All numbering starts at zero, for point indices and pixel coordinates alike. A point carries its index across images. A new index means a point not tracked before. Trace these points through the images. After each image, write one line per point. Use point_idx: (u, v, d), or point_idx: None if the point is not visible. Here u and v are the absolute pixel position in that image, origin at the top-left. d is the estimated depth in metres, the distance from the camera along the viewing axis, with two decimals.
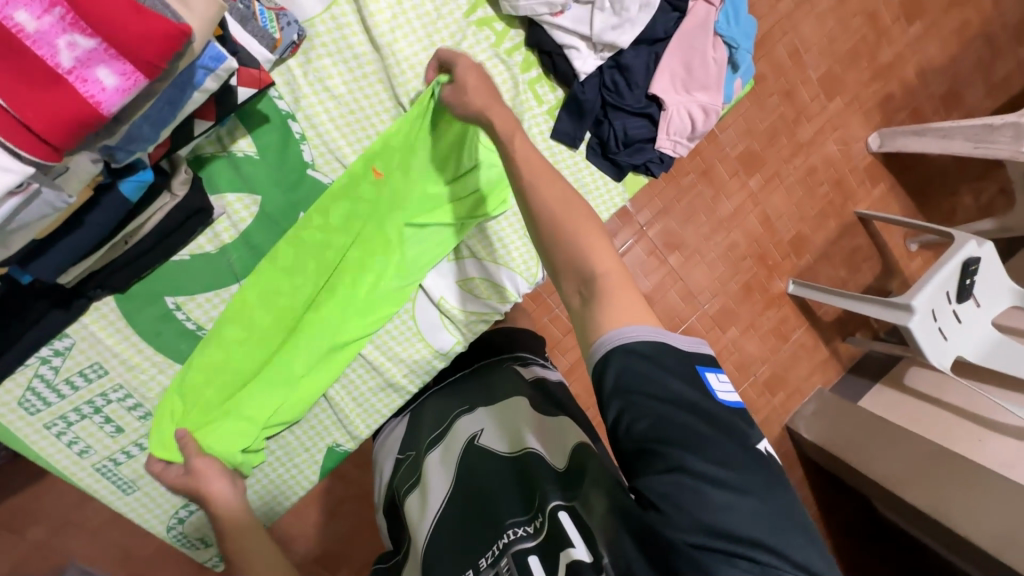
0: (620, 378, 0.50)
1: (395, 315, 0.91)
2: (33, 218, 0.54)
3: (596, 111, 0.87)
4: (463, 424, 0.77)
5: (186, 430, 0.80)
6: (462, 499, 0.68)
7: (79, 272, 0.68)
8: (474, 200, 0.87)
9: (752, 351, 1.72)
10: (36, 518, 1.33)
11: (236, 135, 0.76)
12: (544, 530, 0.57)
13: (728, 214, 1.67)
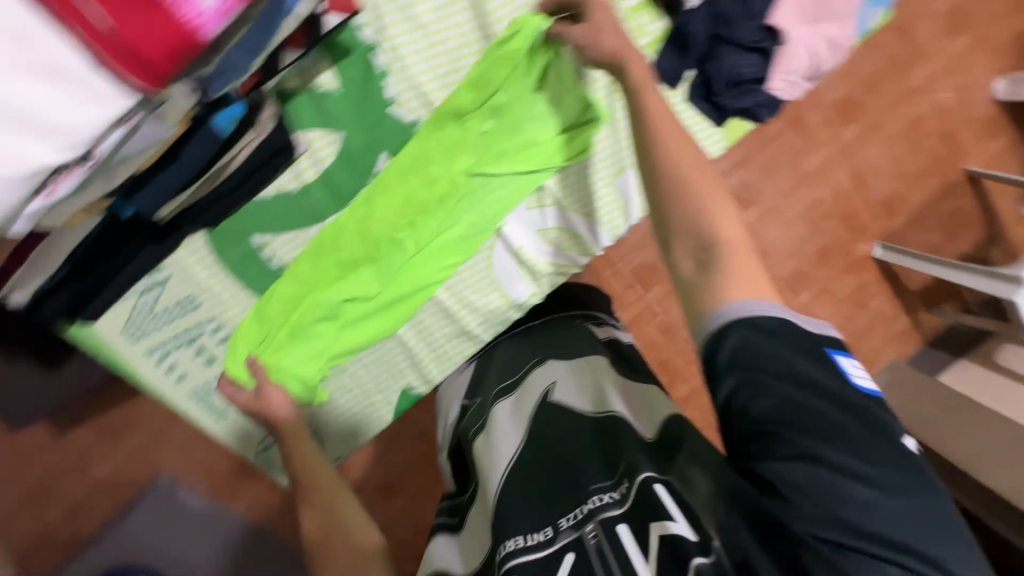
0: (736, 353, 0.51)
1: (468, 262, 0.88)
2: (135, 150, 0.53)
3: (703, 46, 0.77)
4: (534, 379, 0.77)
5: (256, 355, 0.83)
6: (540, 452, 0.68)
7: (173, 207, 0.68)
8: (552, 145, 0.82)
9: (824, 318, 1.61)
10: (129, 431, 1.47)
11: (318, 68, 0.72)
12: (633, 497, 0.57)
13: (815, 167, 1.53)
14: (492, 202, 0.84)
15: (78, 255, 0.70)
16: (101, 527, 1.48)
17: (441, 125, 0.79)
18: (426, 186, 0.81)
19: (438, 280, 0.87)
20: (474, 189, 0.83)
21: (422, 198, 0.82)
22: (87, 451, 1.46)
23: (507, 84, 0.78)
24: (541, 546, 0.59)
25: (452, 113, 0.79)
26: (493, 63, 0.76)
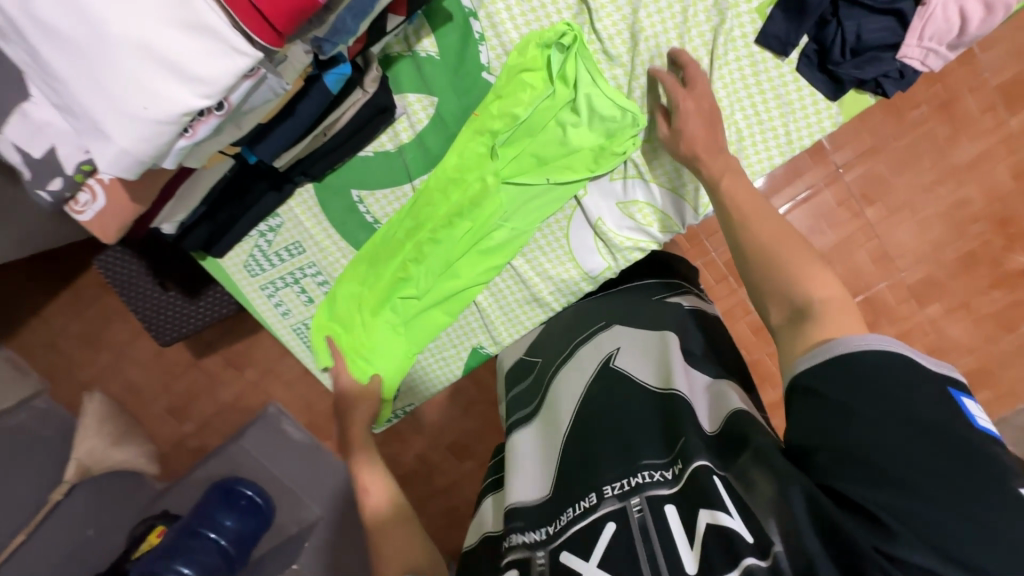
0: (837, 382, 0.51)
1: (535, 234, 0.90)
2: (260, 102, 0.61)
3: (823, 9, 0.70)
4: (602, 341, 0.76)
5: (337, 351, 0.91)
6: (595, 415, 0.67)
7: (289, 157, 0.77)
8: (589, 156, 0.82)
9: (956, 336, 1.40)
10: (255, 361, 1.72)
11: (421, 34, 0.77)
12: (682, 483, 0.56)
13: (964, 161, 1.33)
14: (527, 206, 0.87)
15: (217, 196, 0.82)
16: (223, 441, 1.75)
17: (475, 129, 0.81)
18: (461, 203, 0.85)
19: (480, 284, 0.92)
20: (514, 195, 0.86)
21: (459, 211, 0.86)
22: (221, 373, 1.74)
23: (531, 99, 0.79)
24: (585, 515, 0.58)
25: (509, 77, 0.78)
26: (514, 77, 0.78)
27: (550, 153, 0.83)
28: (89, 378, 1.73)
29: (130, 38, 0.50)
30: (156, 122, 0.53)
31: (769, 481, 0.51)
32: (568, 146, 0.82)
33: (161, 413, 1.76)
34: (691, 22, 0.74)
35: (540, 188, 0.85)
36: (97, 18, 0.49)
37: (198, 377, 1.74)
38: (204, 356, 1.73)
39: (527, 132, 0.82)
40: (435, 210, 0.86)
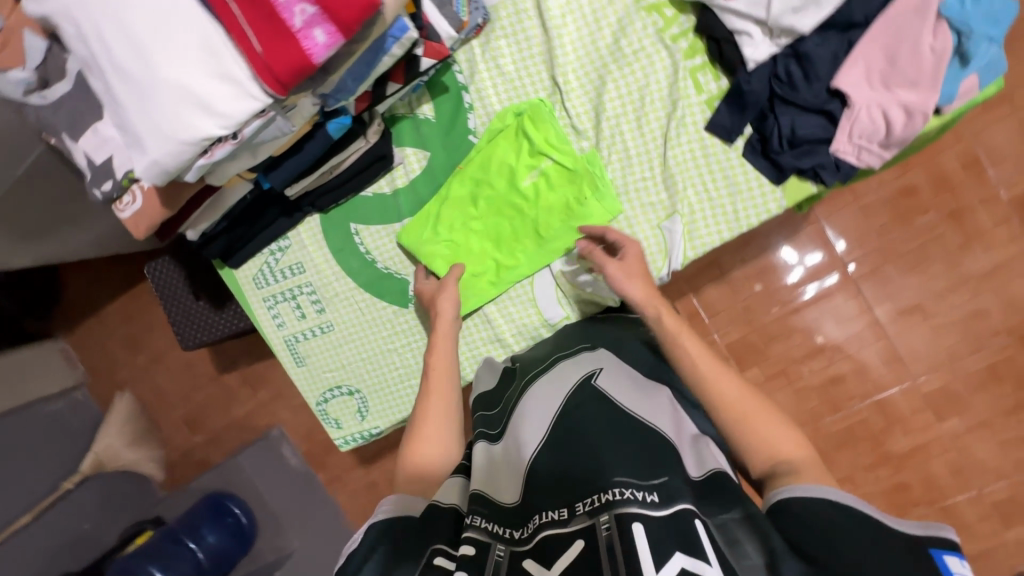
0: (826, 516, 0.52)
1: (515, 287, 0.96)
2: (270, 138, 0.76)
3: (761, 104, 0.79)
4: (583, 360, 0.78)
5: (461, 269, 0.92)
6: (562, 435, 0.67)
7: (300, 187, 0.93)
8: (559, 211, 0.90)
9: (983, 458, 1.30)
10: (267, 383, 1.83)
11: (422, 101, 0.94)
12: (666, 513, 0.53)
13: (983, 270, 1.30)
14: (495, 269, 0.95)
15: (237, 214, 0.98)
16: (228, 456, 1.85)
17: (457, 196, 0.94)
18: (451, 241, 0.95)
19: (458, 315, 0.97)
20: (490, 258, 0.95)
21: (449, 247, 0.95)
22: (237, 391, 1.86)
23: (507, 153, 0.91)
24: (558, 525, 0.56)
25: (489, 138, 0.92)
26: (496, 134, 0.91)
27: (522, 229, 0.93)
28: (123, 379, 1.90)
29: (177, 83, 0.67)
30: (181, 143, 0.68)
31: (758, 545, 0.51)
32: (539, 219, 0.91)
33: (178, 421, 1.90)
34: (647, 107, 0.86)
35: (517, 257, 0.94)
36: (155, 66, 0.66)
37: (216, 392, 1.87)
38: (224, 372, 1.85)
39: (509, 203, 0.93)
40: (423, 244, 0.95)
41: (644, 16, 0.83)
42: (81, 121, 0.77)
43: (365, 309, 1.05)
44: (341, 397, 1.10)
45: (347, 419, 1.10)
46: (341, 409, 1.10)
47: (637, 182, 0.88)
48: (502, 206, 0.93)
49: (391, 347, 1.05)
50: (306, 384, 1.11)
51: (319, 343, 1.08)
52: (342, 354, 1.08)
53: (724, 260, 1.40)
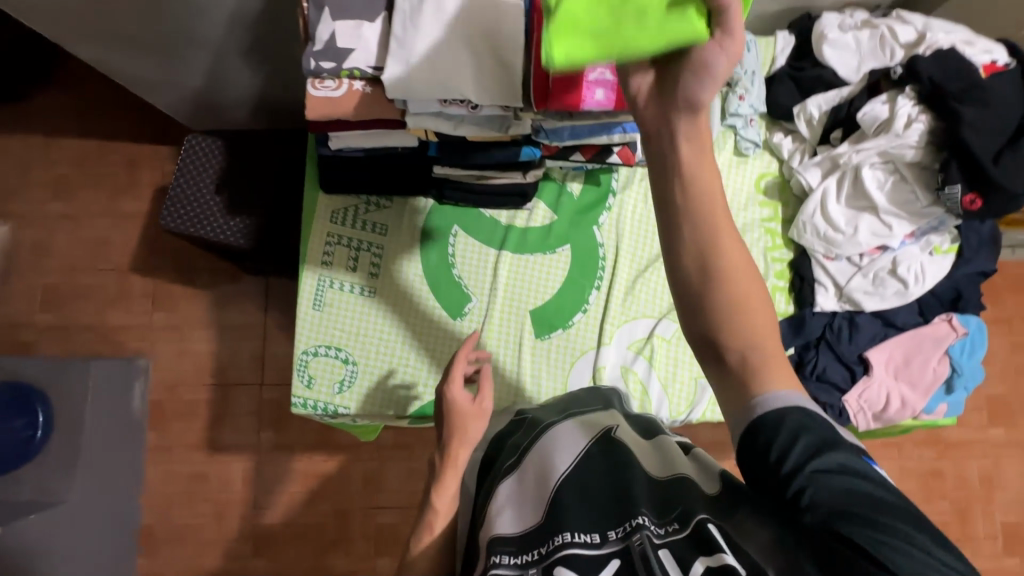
0: (794, 441, 0.49)
1: (561, 361, 1.04)
2: (486, 126, 0.87)
3: (813, 337, 1.00)
4: (603, 416, 0.82)
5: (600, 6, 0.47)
6: (591, 474, 0.67)
7: (446, 172, 1.01)
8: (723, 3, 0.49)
9: None
10: (171, 306, 1.62)
11: (574, 179, 1.10)
12: (684, 534, 0.55)
13: None
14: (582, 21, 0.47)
15: (370, 154, 1.00)
16: (63, 356, 1.57)
17: None
18: None
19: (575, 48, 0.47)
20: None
21: None
22: (139, 298, 1.62)
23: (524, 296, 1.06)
24: (588, 547, 0.55)
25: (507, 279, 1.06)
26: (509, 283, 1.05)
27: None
28: (14, 213, 1.63)
29: (472, 49, 0.79)
30: (441, 84, 0.78)
31: (768, 531, 0.51)
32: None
33: (37, 290, 1.60)
34: None
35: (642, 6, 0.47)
36: (464, 31, 0.79)
37: (110, 285, 1.62)
38: (139, 272, 1.63)
39: None
40: None
41: (761, 233, 1.07)
42: (345, 11, 0.84)
43: (414, 298, 1.06)
44: (330, 359, 1.04)
45: (321, 384, 1.03)
46: (324, 370, 1.04)
47: None
48: None
49: (415, 344, 1.05)
50: (304, 328, 1.04)
51: (349, 300, 1.06)
52: (363, 322, 1.05)
53: None
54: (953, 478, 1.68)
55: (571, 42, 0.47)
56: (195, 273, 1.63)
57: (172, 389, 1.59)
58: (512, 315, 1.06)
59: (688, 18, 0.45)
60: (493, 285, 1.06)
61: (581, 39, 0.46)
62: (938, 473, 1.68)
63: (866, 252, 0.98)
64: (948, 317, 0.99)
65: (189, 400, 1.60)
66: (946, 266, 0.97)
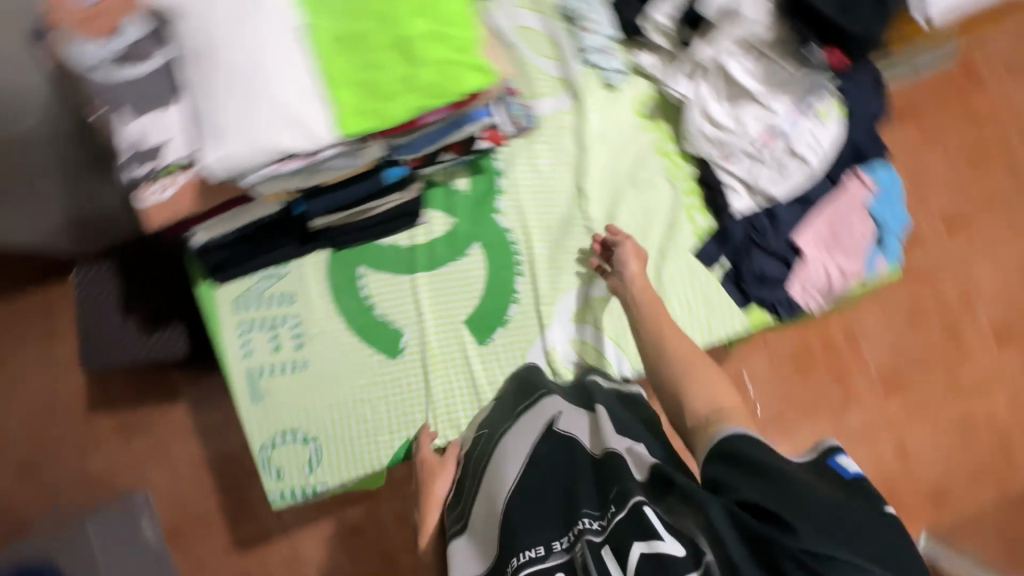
0: (738, 449, 0.65)
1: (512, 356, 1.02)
2: (334, 168, 0.81)
3: (738, 244, 0.99)
4: (547, 404, 0.83)
5: (364, 99, 0.72)
6: (540, 477, 0.74)
7: (326, 221, 0.96)
8: (455, 72, 0.73)
9: None
10: (141, 432, 1.56)
11: (458, 175, 1.05)
12: (620, 518, 0.62)
13: (858, 426, 1.69)
14: (353, 99, 0.72)
15: (243, 232, 0.95)
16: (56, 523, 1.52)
17: (372, 35, 0.72)
18: (389, 53, 0.72)
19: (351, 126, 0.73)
20: (361, 82, 0.72)
21: (385, 65, 0.72)
22: (106, 438, 1.56)
23: (450, 319, 1.02)
24: (536, 562, 0.65)
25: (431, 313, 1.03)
26: (431, 319, 1.03)
27: (388, 77, 0.72)
28: None
29: (277, 98, 0.71)
30: (260, 146, 0.71)
31: (695, 516, 0.59)
32: (412, 71, 0.72)
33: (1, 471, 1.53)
34: (651, 226, 1.03)
35: (394, 94, 0.73)
36: (261, 78, 0.70)
37: (72, 437, 1.55)
38: (95, 413, 1.56)
39: (403, 50, 0.72)
40: (371, 49, 0.72)
41: (658, 159, 1.03)
42: (143, 104, 0.76)
43: (348, 354, 1.02)
44: (291, 444, 1.01)
45: (291, 471, 1.01)
46: (289, 457, 1.01)
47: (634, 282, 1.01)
48: (406, 43, 0.72)
49: (367, 398, 1.02)
50: (255, 424, 1.01)
51: (286, 381, 1.02)
52: (308, 398, 1.02)
53: None
54: (937, 304, 1.74)
55: (354, 122, 0.73)
56: (150, 393, 1.57)
57: (179, 511, 1.56)
58: (449, 332, 1.02)
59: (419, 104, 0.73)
60: (419, 312, 1.02)
61: (359, 118, 0.73)
62: (920, 304, 1.74)
63: (758, 140, 0.94)
64: (853, 173, 0.96)
65: (197, 513, 1.56)
66: (839, 129, 0.93)
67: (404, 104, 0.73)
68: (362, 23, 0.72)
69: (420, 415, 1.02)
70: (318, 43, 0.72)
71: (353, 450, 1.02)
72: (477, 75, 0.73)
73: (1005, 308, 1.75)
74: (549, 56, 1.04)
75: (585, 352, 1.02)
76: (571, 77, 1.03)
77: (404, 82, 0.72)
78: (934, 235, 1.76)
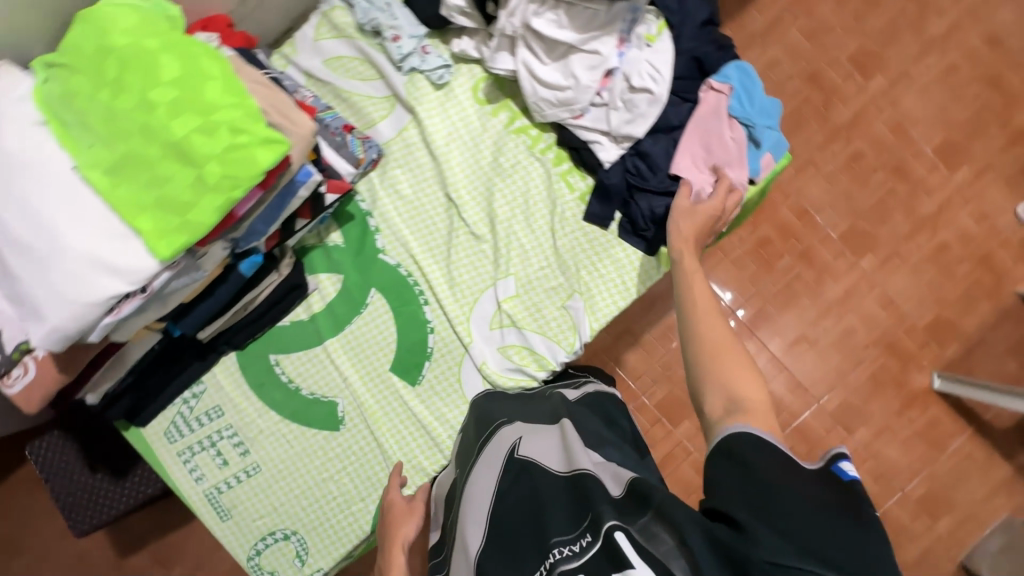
0: (740, 451, 0.62)
1: (449, 384, 1.01)
2: (181, 286, 0.78)
3: (622, 195, 0.95)
4: (506, 431, 0.82)
5: (166, 219, 0.69)
6: (510, 508, 0.71)
7: (213, 329, 0.93)
8: (242, 154, 0.68)
9: (896, 460, 1.60)
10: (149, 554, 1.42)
11: (330, 230, 1.01)
12: (597, 548, 0.60)
13: (840, 295, 1.64)
14: (158, 221, 0.69)
15: (146, 364, 0.95)
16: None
17: (143, 151, 0.68)
18: (167, 163, 0.68)
19: (165, 248, 0.69)
20: (157, 203, 0.68)
21: (169, 175, 0.68)
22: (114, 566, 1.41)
23: (377, 371, 1.01)
24: None
25: (355, 373, 1.01)
26: (360, 378, 1.01)
27: (178, 186, 0.68)
28: None
29: (79, 251, 0.68)
30: (84, 304, 0.68)
31: (670, 533, 0.57)
32: (199, 171, 0.68)
33: None
34: (533, 208, 0.99)
35: (191, 201, 0.68)
36: (58, 236, 0.68)
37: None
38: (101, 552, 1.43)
39: (178, 154, 0.68)
40: (149, 164, 0.68)
41: (514, 138, 0.99)
42: None
43: (293, 443, 1.01)
44: (274, 546, 1.01)
45: (284, 570, 1.01)
46: (277, 558, 1.01)
47: (537, 269, 0.99)
48: (178, 145, 0.67)
49: (327, 475, 1.01)
50: (234, 540, 1.01)
51: (246, 489, 1.01)
52: (273, 498, 1.01)
53: (635, 325, 1.50)
54: (874, 148, 1.68)
55: (165, 243, 0.68)
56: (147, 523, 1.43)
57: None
58: (380, 385, 1.01)
59: (221, 198, 0.68)
60: (344, 378, 1.01)
61: (170, 237, 0.69)
62: (858, 155, 1.68)
63: (598, 86, 0.89)
64: (708, 85, 0.90)
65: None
66: (670, 46, 0.88)
67: (208, 205, 0.68)
68: (128, 143, 0.68)
69: (383, 473, 1.01)
70: (97, 181, 0.68)
71: (334, 529, 1.01)
72: (267, 148, 0.69)
73: (943, 126, 1.69)
74: (372, 78, 1.00)
75: (514, 354, 0.99)
76: (397, 90, 0.98)
77: (195, 185, 0.68)
78: (848, 82, 1.69)
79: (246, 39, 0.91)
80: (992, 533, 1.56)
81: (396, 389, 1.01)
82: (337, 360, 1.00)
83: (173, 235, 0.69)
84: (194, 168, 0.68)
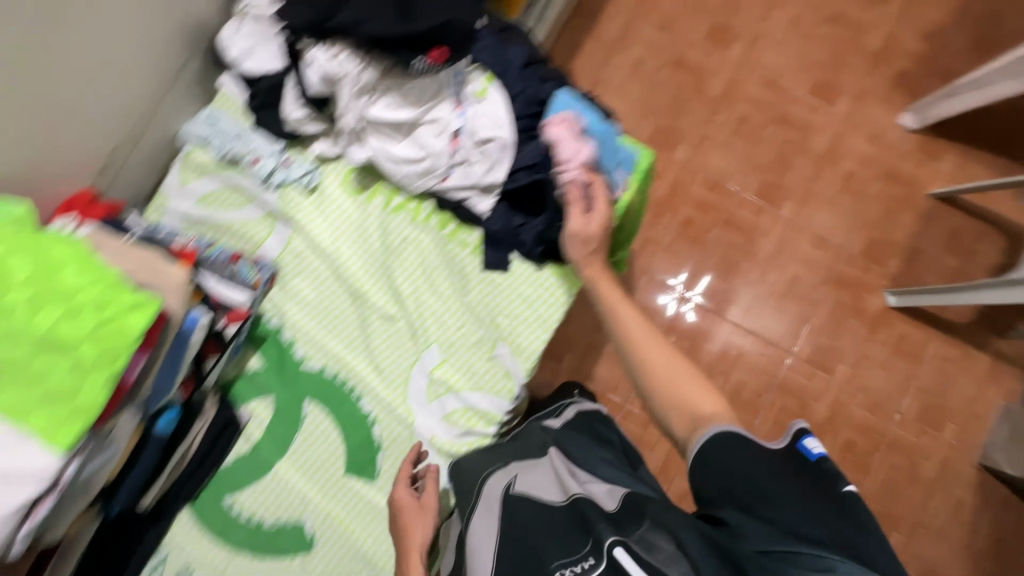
0: (717, 456, 0.61)
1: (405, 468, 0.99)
2: (98, 466, 0.77)
3: (509, 236, 0.98)
4: (495, 482, 0.77)
5: (54, 410, 0.68)
6: (510, 544, 0.68)
7: (153, 495, 0.92)
8: (114, 325, 0.69)
9: (883, 386, 1.61)
10: None
11: (247, 358, 1.02)
12: (601, 567, 0.58)
13: (774, 249, 1.69)
14: (45, 415, 0.67)
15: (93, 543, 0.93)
16: None
17: (15, 355, 0.68)
18: (43, 358, 0.68)
19: (60, 439, 0.67)
20: (40, 398, 0.68)
21: (46, 368, 0.68)
22: None
23: (334, 478, 1.00)
24: None
25: (313, 487, 0.99)
26: (320, 489, 0.99)
27: (58, 375, 0.68)
28: None
29: None
30: None
31: (668, 537, 0.57)
32: (75, 354, 0.68)
33: None
34: (434, 275, 1.01)
35: (74, 385, 0.68)
36: None
37: None
38: None
39: (51, 346, 0.69)
40: (24, 365, 0.68)
41: (395, 217, 1.02)
42: None
43: None
44: None
45: None
46: None
47: (456, 329, 1.00)
48: (49, 338, 0.68)
49: None
50: None
51: None
52: None
53: (596, 339, 1.51)
54: (755, 108, 1.76)
55: (60, 433, 0.67)
56: None
57: None
58: (340, 491, 0.99)
59: (104, 372, 0.69)
60: (302, 497, 0.99)
61: (62, 426, 0.68)
62: (744, 118, 1.76)
63: (450, 150, 0.95)
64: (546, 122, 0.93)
65: None
66: (501, 95, 0.95)
67: (95, 383, 0.68)
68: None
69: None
70: None
71: None
72: (138, 311, 0.70)
73: (808, 69, 1.78)
74: (245, 203, 1.03)
75: (459, 419, 0.99)
76: (272, 207, 1.02)
77: (75, 369, 0.68)
78: (710, 58, 1.79)
79: (111, 208, 0.95)
80: (995, 424, 1.57)
81: (357, 491, 0.99)
82: (293, 480, 0.99)
83: (65, 423, 0.68)
84: (70, 353, 0.68)
